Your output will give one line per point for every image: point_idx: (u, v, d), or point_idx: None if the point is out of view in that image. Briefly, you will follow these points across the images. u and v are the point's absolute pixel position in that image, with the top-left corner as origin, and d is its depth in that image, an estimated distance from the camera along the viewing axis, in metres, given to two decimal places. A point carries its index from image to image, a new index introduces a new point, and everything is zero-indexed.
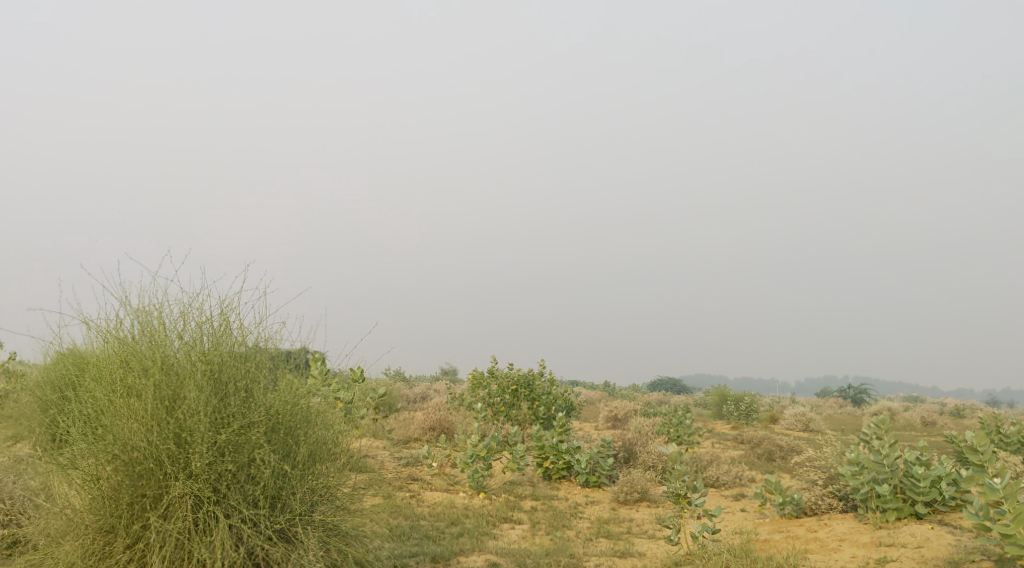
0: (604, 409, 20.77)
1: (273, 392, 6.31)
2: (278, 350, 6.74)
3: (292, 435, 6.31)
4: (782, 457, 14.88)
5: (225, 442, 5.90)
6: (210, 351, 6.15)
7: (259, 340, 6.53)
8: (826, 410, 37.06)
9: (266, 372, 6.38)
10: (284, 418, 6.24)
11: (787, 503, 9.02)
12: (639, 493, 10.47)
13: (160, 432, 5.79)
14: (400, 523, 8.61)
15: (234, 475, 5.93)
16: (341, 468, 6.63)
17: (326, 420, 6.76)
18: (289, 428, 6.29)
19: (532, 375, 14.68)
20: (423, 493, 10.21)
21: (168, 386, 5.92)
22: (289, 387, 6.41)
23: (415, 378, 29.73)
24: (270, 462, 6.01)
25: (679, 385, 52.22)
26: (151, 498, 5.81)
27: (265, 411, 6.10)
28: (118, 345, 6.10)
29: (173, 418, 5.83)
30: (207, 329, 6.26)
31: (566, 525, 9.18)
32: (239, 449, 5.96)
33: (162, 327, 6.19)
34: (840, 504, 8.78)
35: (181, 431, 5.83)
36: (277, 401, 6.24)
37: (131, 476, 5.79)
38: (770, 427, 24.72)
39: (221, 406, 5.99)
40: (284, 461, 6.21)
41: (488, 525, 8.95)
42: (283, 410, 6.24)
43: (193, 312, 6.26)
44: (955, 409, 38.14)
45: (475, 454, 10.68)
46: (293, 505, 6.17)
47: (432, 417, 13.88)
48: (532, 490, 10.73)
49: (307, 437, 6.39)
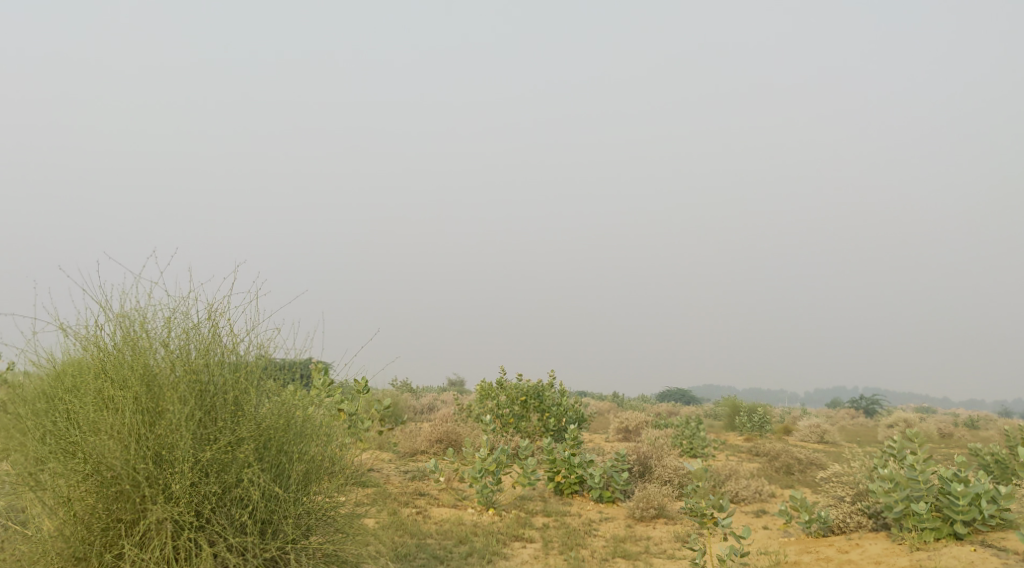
0: (615, 421, 20.32)
1: (264, 406, 5.92)
2: (273, 359, 6.34)
3: (286, 452, 5.91)
4: (800, 470, 14.43)
5: (210, 462, 5.52)
6: (198, 360, 5.76)
7: (252, 349, 6.12)
8: (838, 421, 36.53)
9: (258, 383, 5.99)
10: (276, 434, 5.85)
11: (814, 520, 8.58)
12: (656, 509, 10.01)
13: (138, 451, 5.39)
14: (406, 542, 8.20)
15: (220, 497, 5.54)
16: (339, 489, 6.23)
17: (324, 436, 6.36)
18: (281, 445, 5.90)
19: (542, 386, 14.26)
20: (430, 510, 9.77)
21: (149, 399, 5.52)
22: (282, 399, 6.03)
23: (421, 389, 29.32)
24: (259, 483, 5.61)
25: (688, 395, 51.70)
26: (127, 522, 5.42)
27: (255, 426, 5.72)
28: (96, 353, 5.68)
29: (153, 435, 5.43)
30: (194, 336, 5.87)
31: (581, 544, 8.72)
32: (225, 469, 5.57)
33: (145, 334, 5.77)
34: (870, 523, 8.31)
35: (162, 450, 5.44)
36: (269, 415, 5.85)
37: (106, 498, 5.41)
38: (783, 439, 24.21)
39: (206, 422, 5.60)
40: (275, 482, 5.82)
41: (499, 544, 8.52)
42: (275, 425, 5.85)
43: (180, 319, 5.86)
44: (969, 419, 37.60)
45: (485, 468, 10.22)
46: (286, 530, 5.77)
47: (439, 429, 13.45)
48: (544, 505, 10.28)
49: (303, 455, 6.00)
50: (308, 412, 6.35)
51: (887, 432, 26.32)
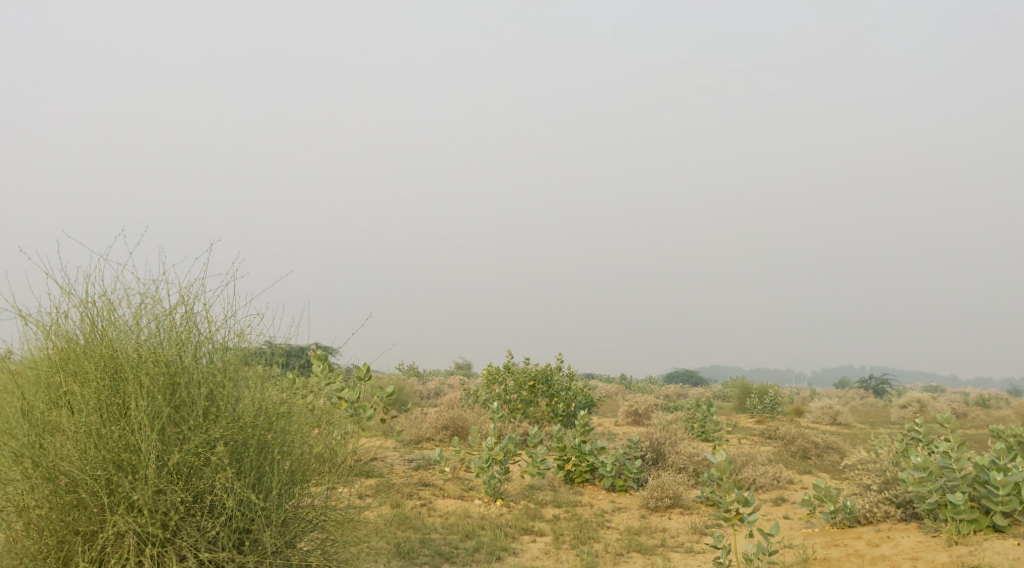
0: (625, 404, 19.88)
1: (242, 401, 5.50)
2: (253, 347, 5.93)
3: (266, 454, 5.47)
4: (817, 455, 13.98)
5: (179, 466, 5.10)
6: (170, 351, 5.37)
7: (230, 336, 5.71)
8: (850, 401, 36.06)
9: (235, 375, 5.58)
10: (256, 432, 5.41)
11: (839, 511, 8.15)
12: (671, 499, 9.58)
13: (98, 454, 5.03)
14: (409, 537, 7.77)
15: (190, 505, 5.13)
16: (331, 488, 5.85)
17: (312, 434, 5.93)
18: (262, 445, 5.46)
19: (551, 370, 13.82)
20: (435, 501, 9.34)
21: (111, 394, 5.15)
22: (263, 393, 5.61)
23: (428, 372, 28.99)
24: (233, 489, 5.18)
25: (696, 376, 51.37)
26: (85, 534, 5.05)
27: (230, 425, 5.28)
28: (58, 345, 5.30)
29: (114, 437, 5.05)
30: (166, 324, 5.48)
31: (593, 537, 8.27)
32: (198, 473, 5.15)
33: (112, 324, 5.38)
34: (899, 513, 7.86)
35: (125, 453, 5.04)
36: (248, 412, 5.40)
37: (61, 507, 5.05)
38: (794, 421, 23.75)
39: (175, 419, 5.20)
40: (255, 487, 5.39)
41: (507, 538, 8.08)
42: (254, 423, 5.41)
43: (150, 305, 5.47)
44: (981, 398, 37.17)
45: (492, 457, 9.77)
46: (266, 542, 5.33)
47: (445, 416, 13.05)
48: (553, 495, 9.85)
49: (286, 456, 5.59)
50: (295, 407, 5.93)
51: (900, 413, 25.86)
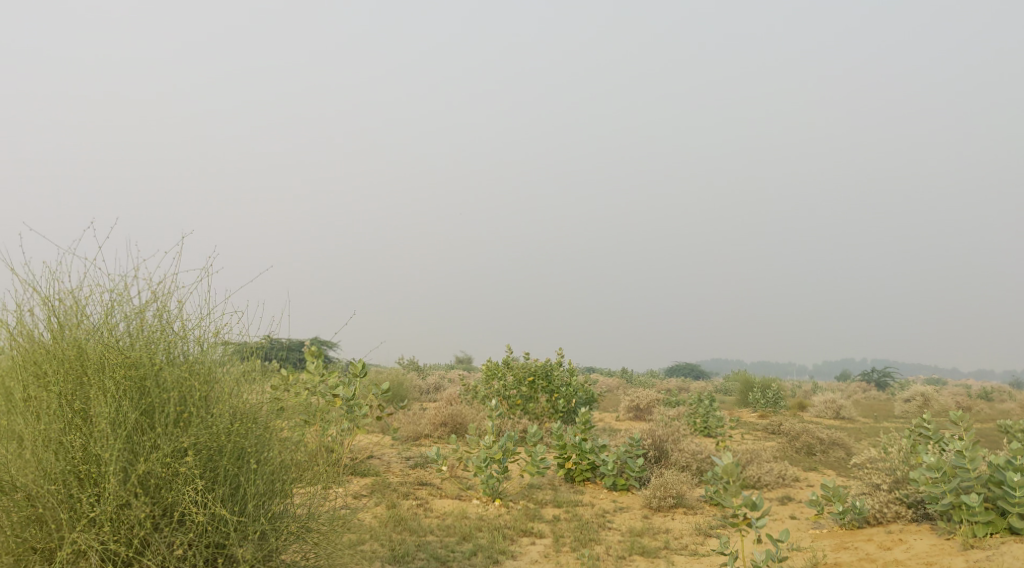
0: (626, 399, 19.61)
1: (217, 406, 5.40)
2: (232, 349, 5.81)
3: (241, 464, 5.38)
4: (822, 451, 13.72)
5: (147, 478, 5.02)
6: (141, 351, 5.29)
7: (205, 338, 5.60)
8: (854, 396, 35.78)
9: (210, 378, 5.48)
10: (232, 439, 5.32)
11: (848, 511, 7.90)
12: (674, 499, 9.34)
13: (60, 464, 4.97)
14: (404, 540, 7.54)
15: (158, 518, 5.05)
16: (314, 498, 5.89)
17: (288, 445, 5.85)
18: (239, 452, 5.38)
19: (551, 365, 13.57)
20: (432, 502, 9.10)
21: (76, 401, 5.09)
22: (238, 399, 5.52)
23: (428, 367, 28.75)
24: (203, 502, 5.08)
25: (697, 370, 51.14)
26: (43, 552, 4.98)
27: (202, 434, 5.19)
28: (22, 345, 5.22)
29: (77, 447, 4.99)
30: (137, 322, 5.40)
31: (595, 539, 8.02)
32: (167, 485, 5.07)
33: (80, 325, 5.30)
34: (910, 513, 7.61)
35: (89, 465, 4.98)
36: (223, 420, 5.31)
37: (20, 522, 4.98)
38: (798, 416, 23.48)
39: (144, 428, 5.12)
40: (230, 499, 5.29)
41: (505, 541, 7.83)
42: (230, 430, 5.32)
43: (121, 303, 5.40)
44: (982, 391, 36.96)
45: (490, 456, 9.51)
46: (240, 557, 5.23)
47: (443, 412, 12.81)
48: (554, 495, 9.62)
49: (263, 465, 5.51)
50: (275, 412, 5.83)
51: (903, 408, 25.58)
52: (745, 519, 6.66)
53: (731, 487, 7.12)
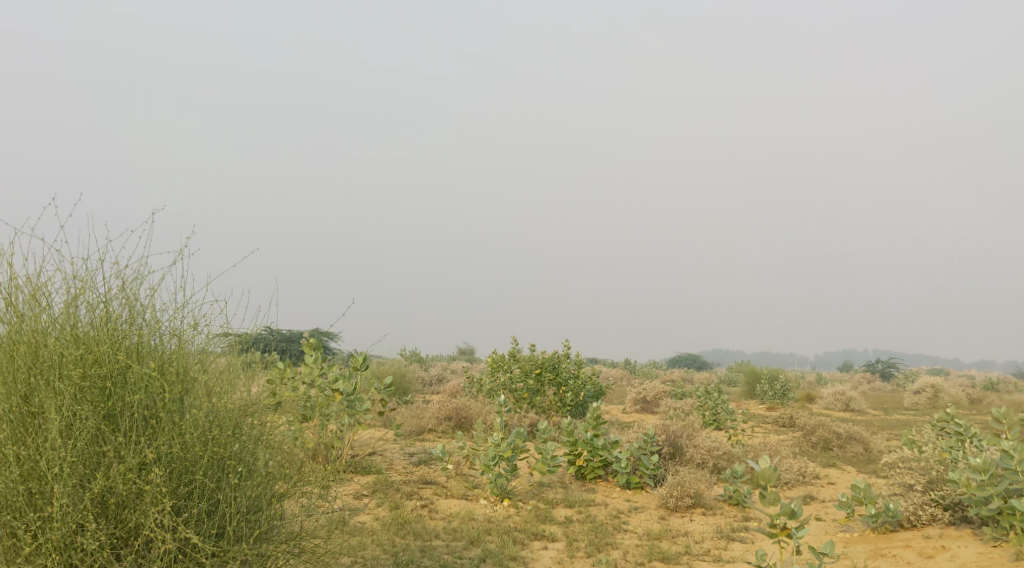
0: (632, 391, 19.12)
1: (193, 410, 4.94)
2: (211, 340, 5.35)
3: (220, 477, 4.94)
4: (838, 446, 13.21)
5: (107, 495, 4.62)
6: (108, 347, 4.87)
7: (179, 330, 5.14)
8: (861, 387, 35.20)
9: (185, 378, 5.02)
10: (208, 450, 4.87)
11: (880, 514, 7.40)
12: (692, 498, 8.87)
13: (10, 480, 4.59)
14: (408, 545, 7.07)
15: (119, 544, 4.66)
16: (297, 513, 5.51)
17: (278, 452, 5.41)
18: (218, 463, 4.95)
19: (559, 356, 13.07)
20: (437, 502, 8.61)
21: (28, 409, 4.69)
22: (218, 401, 5.06)
23: (430, 358, 28.28)
24: (170, 524, 4.67)
25: (700, 361, 50.67)
26: None
27: (172, 446, 4.76)
28: None
29: (28, 460, 4.60)
30: (103, 313, 4.99)
31: (611, 543, 7.53)
32: (129, 506, 4.66)
33: (40, 316, 4.89)
34: (946, 516, 7.19)
35: (41, 482, 4.59)
36: (198, 427, 4.86)
37: None
38: (806, 408, 23.01)
39: (107, 436, 4.72)
40: (205, 519, 4.87)
41: (516, 545, 7.35)
42: (206, 440, 4.87)
43: (85, 291, 4.98)
44: (989, 382, 36.48)
45: (498, 454, 9.02)
46: None
47: (448, 406, 12.34)
48: (564, 494, 9.15)
49: (245, 478, 5.07)
50: (261, 415, 5.37)
51: (912, 401, 25.10)
52: (785, 530, 6.08)
53: (769, 493, 6.15)
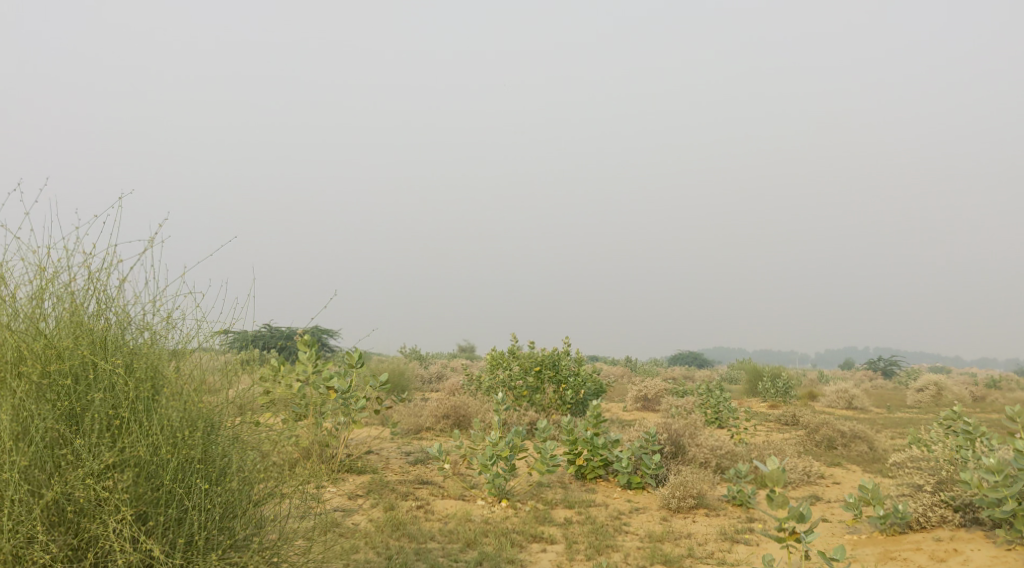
0: (633, 389, 18.90)
1: (161, 411, 4.81)
2: (182, 337, 5.25)
3: (187, 483, 4.80)
4: (843, 445, 12.99)
5: (66, 503, 4.54)
6: (74, 342, 4.79)
7: (147, 326, 5.06)
8: (863, 384, 34.98)
9: (151, 377, 4.92)
10: (173, 455, 4.76)
11: (889, 516, 7.18)
12: (695, 499, 8.66)
13: None
14: (402, 548, 6.87)
15: (77, 554, 4.55)
16: (287, 512, 5.42)
17: (252, 457, 5.26)
18: (185, 468, 4.81)
19: (559, 354, 12.86)
20: (434, 502, 8.40)
21: None
22: (188, 402, 4.93)
23: (430, 356, 28.05)
24: (130, 534, 4.55)
25: (700, 359, 50.45)
26: None
27: (136, 451, 4.66)
28: None
29: None
30: (69, 308, 4.89)
31: (611, 546, 7.32)
32: (89, 514, 4.56)
33: (5, 311, 4.79)
34: (957, 517, 6.99)
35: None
36: (164, 431, 4.75)
37: None
38: (809, 406, 22.79)
39: (67, 438, 4.64)
40: (171, 529, 4.72)
41: (514, 548, 7.14)
42: (172, 444, 4.76)
43: (51, 285, 4.89)
44: (992, 380, 36.26)
45: (496, 453, 8.81)
46: None
47: (446, 404, 12.14)
48: (564, 494, 8.95)
49: (215, 485, 4.92)
50: (234, 418, 5.27)
51: (916, 398, 24.88)
52: (793, 535, 5.88)
53: (778, 495, 5.95)
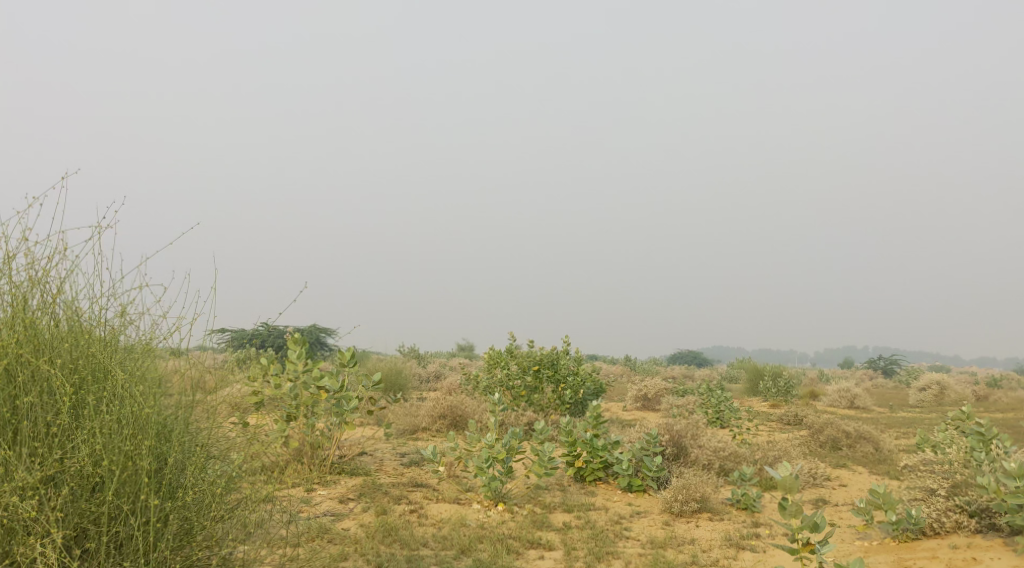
0: (633, 389, 18.59)
1: (103, 416, 4.57)
2: (131, 339, 5.04)
3: (131, 502, 4.58)
4: (848, 446, 12.69)
5: None
6: (12, 340, 4.60)
7: (91, 328, 4.88)
8: (864, 384, 34.65)
9: (94, 381, 4.71)
10: (116, 469, 4.52)
11: (901, 521, 6.88)
12: (698, 503, 8.36)
13: None
14: (393, 555, 6.57)
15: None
16: (252, 527, 5.18)
17: (209, 469, 5.03)
18: (130, 482, 4.58)
19: (557, 353, 12.57)
20: (427, 506, 8.10)
21: None
22: (136, 408, 4.68)
23: (428, 355, 27.70)
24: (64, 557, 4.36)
25: (700, 358, 50.16)
26: None
27: (70, 466, 4.45)
28: None
29: None
30: (9, 303, 4.71)
31: (612, 553, 7.02)
32: (21, 532, 4.37)
33: None
34: (972, 523, 6.70)
35: None
36: (104, 442, 4.51)
37: None
38: (812, 405, 22.49)
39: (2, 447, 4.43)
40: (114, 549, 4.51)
41: (510, 555, 6.84)
42: (114, 457, 4.53)
43: None
44: (993, 378, 36.00)
45: (492, 456, 8.50)
46: None
47: (443, 404, 11.82)
48: (562, 497, 8.66)
49: (164, 503, 4.69)
50: (188, 426, 5.03)
51: (918, 398, 24.57)
52: (808, 546, 5.60)
53: (790, 503, 5.67)
